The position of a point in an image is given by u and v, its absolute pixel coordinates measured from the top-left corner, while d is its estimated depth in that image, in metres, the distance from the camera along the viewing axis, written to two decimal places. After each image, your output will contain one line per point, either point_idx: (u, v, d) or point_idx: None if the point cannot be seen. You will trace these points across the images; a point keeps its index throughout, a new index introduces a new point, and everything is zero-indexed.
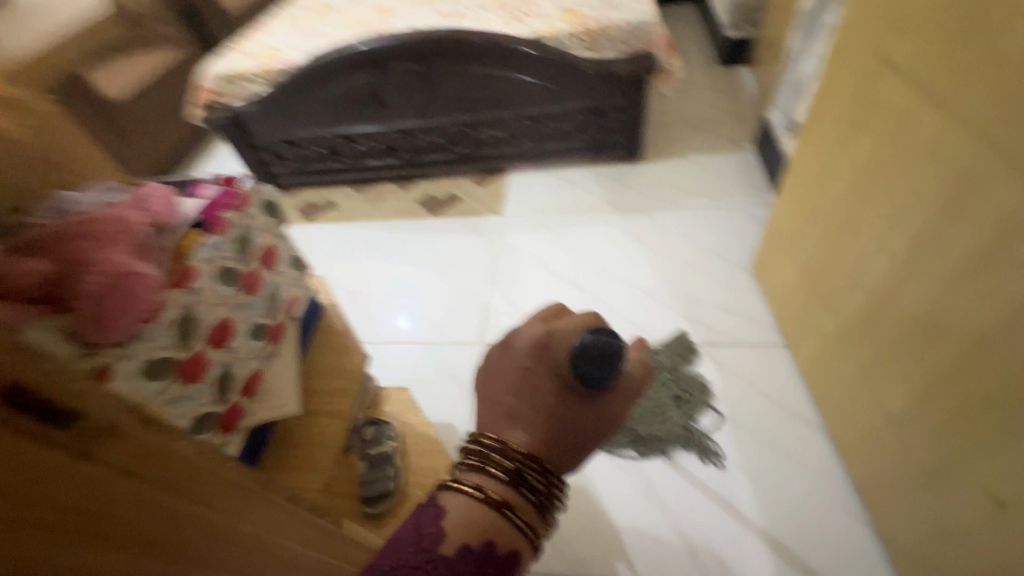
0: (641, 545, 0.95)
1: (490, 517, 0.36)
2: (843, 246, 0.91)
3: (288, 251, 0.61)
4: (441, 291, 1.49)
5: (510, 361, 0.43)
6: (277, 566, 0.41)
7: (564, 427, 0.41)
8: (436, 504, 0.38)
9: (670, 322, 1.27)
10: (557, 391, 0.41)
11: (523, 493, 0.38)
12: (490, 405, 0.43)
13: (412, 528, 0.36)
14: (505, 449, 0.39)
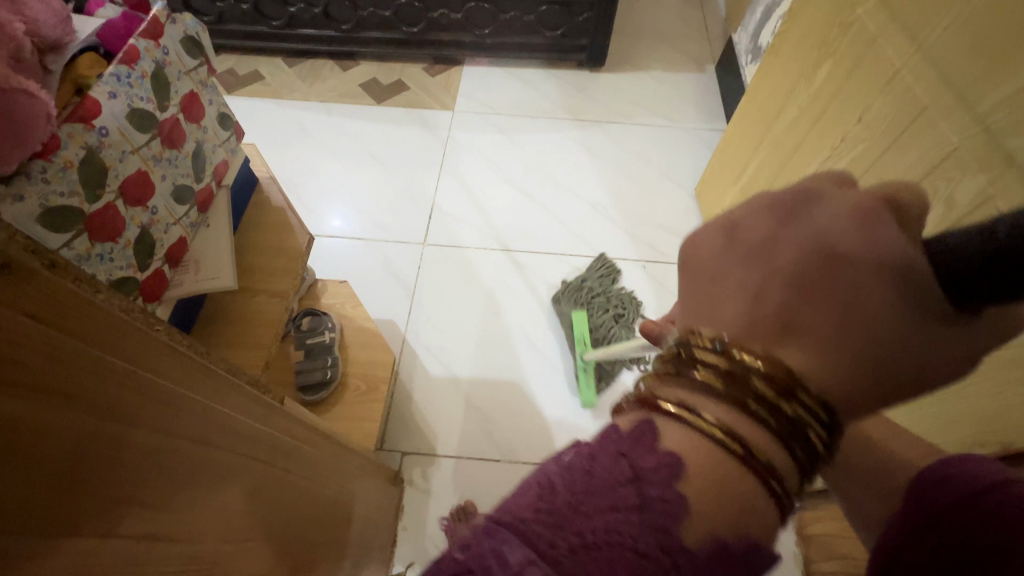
0: (567, 433, 1.04)
1: (736, 481, 0.27)
2: (784, 174, 0.95)
3: (217, 106, 0.53)
4: (384, 186, 1.41)
5: (802, 247, 0.29)
6: (222, 431, 0.39)
7: (881, 358, 0.28)
8: (660, 445, 0.28)
9: (613, 236, 1.30)
10: (895, 304, 0.28)
11: (792, 450, 0.28)
12: (748, 303, 0.30)
13: (626, 471, 0.27)
14: (794, 384, 0.27)
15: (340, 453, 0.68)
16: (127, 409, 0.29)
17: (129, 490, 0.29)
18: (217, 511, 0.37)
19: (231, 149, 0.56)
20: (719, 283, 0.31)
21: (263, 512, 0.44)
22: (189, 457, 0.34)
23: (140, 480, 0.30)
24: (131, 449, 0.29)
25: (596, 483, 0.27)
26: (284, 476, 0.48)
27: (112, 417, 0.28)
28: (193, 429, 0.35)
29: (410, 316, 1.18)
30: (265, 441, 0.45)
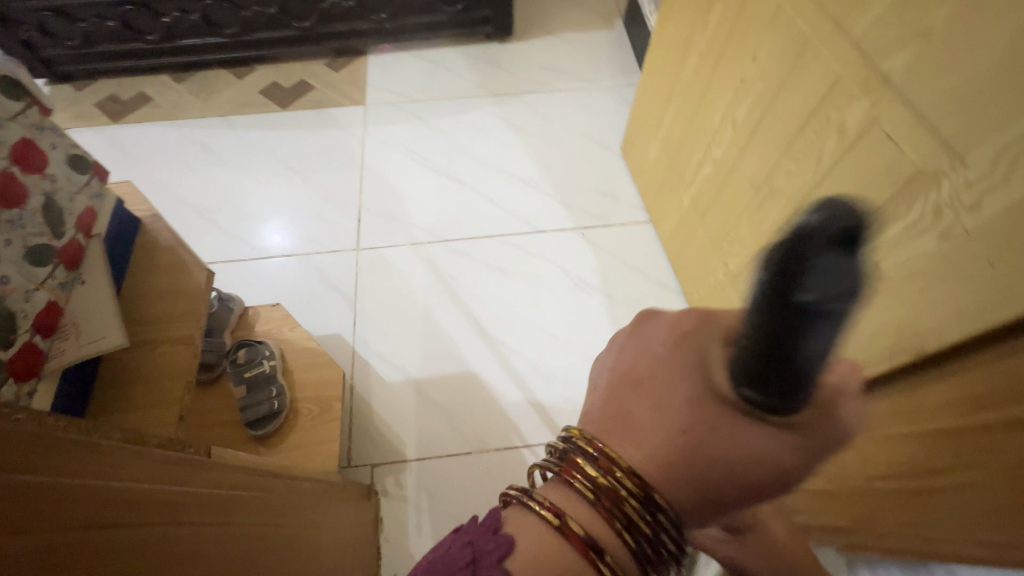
0: (532, 413, 1.05)
1: (563, 554, 0.29)
2: (697, 122, 0.96)
3: (66, 149, 0.48)
4: (305, 195, 1.34)
5: (659, 350, 0.30)
6: (134, 506, 0.36)
7: (700, 463, 0.28)
8: (501, 531, 0.32)
9: (547, 209, 1.29)
10: (708, 408, 0.27)
11: (624, 535, 0.29)
12: (597, 401, 0.32)
13: (466, 549, 0.32)
14: (614, 475, 0.29)
15: (293, 487, 0.65)
16: (4, 514, 0.26)
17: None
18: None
19: (94, 193, 0.51)
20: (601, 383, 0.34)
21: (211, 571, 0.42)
22: (100, 543, 0.32)
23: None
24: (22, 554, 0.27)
25: (446, 566, 0.32)
26: (227, 529, 0.46)
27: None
28: (98, 513, 0.32)
29: (355, 327, 1.14)
30: (192, 501, 0.43)
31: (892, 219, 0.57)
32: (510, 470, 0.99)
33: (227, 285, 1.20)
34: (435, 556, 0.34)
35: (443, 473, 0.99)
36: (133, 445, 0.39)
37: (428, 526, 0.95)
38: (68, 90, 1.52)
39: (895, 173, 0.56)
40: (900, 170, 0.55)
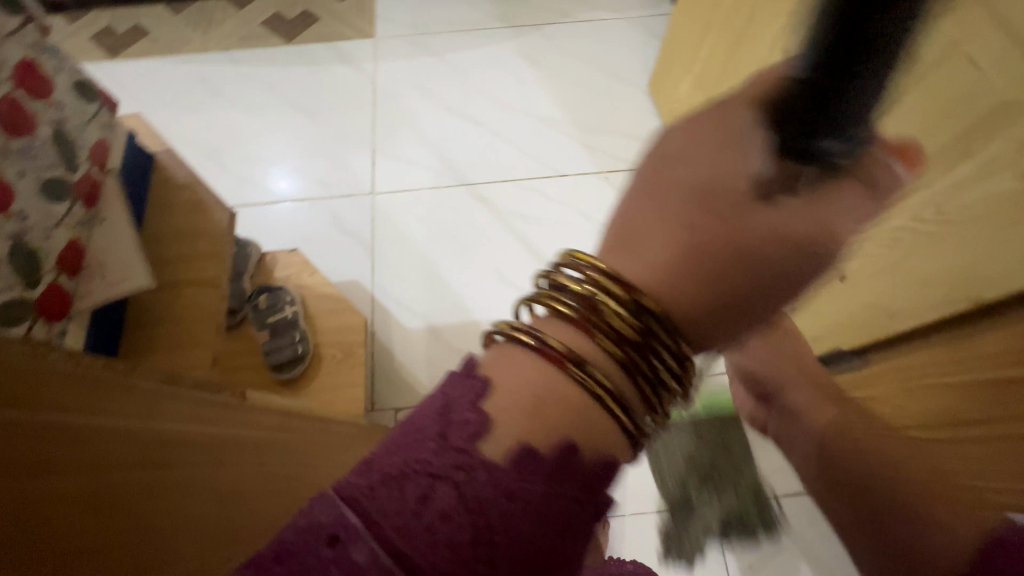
0: None
1: (551, 377, 0.29)
2: (739, 52, 0.88)
3: (70, 75, 0.44)
4: (315, 137, 1.28)
5: (694, 139, 0.30)
6: (173, 447, 0.35)
7: (717, 257, 0.28)
8: (478, 372, 0.30)
9: (570, 151, 1.23)
10: (717, 205, 0.28)
11: (616, 351, 0.29)
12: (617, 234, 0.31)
13: (441, 402, 0.29)
14: (618, 300, 0.29)
15: (323, 428, 0.65)
16: (43, 455, 0.25)
17: (81, 538, 0.26)
18: (195, 528, 0.35)
19: (105, 125, 0.48)
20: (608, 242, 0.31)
21: (247, 509, 0.42)
22: (141, 483, 0.31)
23: (87, 524, 0.26)
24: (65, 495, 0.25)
25: (412, 432, 0.29)
26: (260, 466, 0.45)
27: (28, 467, 0.24)
28: (134, 454, 0.31)
29: (374, 274, 1.12)
30: (228, 442, 0.42)
31: (964, 156, 0.52)
32: None
33: (241, 231, 1.18)
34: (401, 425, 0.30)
35: None
36: (162, 387, 0.38)
37: None
38: (60, 22, 1.43)
39: (973, 104, 0.51)
40: (979, 100, 0.50)
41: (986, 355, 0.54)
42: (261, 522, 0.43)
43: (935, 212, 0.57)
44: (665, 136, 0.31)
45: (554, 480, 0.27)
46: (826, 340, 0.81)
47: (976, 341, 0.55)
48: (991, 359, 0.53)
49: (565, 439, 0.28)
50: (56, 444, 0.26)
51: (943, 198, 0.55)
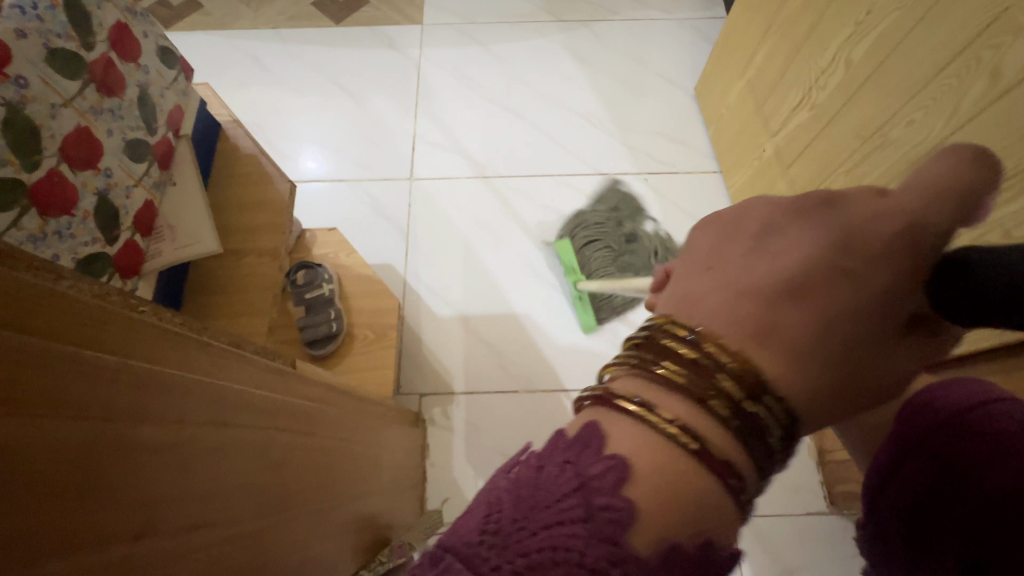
0: (581, 358, 1.04)
1: (696, 469, 0.27)
2: (799, 60, 0.87)
3: (155, 39, 0.45)
4: (358, 119, 1.29)
5: (830, 235, 0.31)
6: (240, 409, 0.36)
7: (847, 368, 0.30)
8: (608, 451, 0.28)
9: (611, 150, 1.22)
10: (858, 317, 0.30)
11: (754, 446, 0.29)
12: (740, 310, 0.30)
13: (568, 476, 0.27)
14: (765, 392, 0.28)
15: (359, 406, 0.66)
16: (129, 406, 0.26)
17: (148, 491, 0.26)
18: (247, 492, 0.35)
19: (182, 91, 0.49)
20: (701, 259, 0.33)
21: (292, 477, 0.42)
22: (215, 442, 0.32)
23: (156, 478, 0.27)
24: (141, 446, 0.26)
25: (537, 499, 0.27)
26: (303, 438, 0.45)
27: (107, 414, 0.24)
28: (206, 413, 0.32)
29: (407, 258, 1.13)
30: (284, 409, 0.43)
31: None
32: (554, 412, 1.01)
33: None
34: (511, 487, 0.28)
35: (488, 407, 1.01)
36: (229, 349, 0.38)
37: (472, 457, 0.97)
38: None
39: None
40: None
41: None
42: (300, 493, 0.43)
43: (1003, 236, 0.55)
44: (804, 232, 0.32)
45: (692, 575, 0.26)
46: None
47: None
48: None
49: (704, 536, 0.27)
50: (149, 396, 0.27)
51: (1014, 222, 0.54)
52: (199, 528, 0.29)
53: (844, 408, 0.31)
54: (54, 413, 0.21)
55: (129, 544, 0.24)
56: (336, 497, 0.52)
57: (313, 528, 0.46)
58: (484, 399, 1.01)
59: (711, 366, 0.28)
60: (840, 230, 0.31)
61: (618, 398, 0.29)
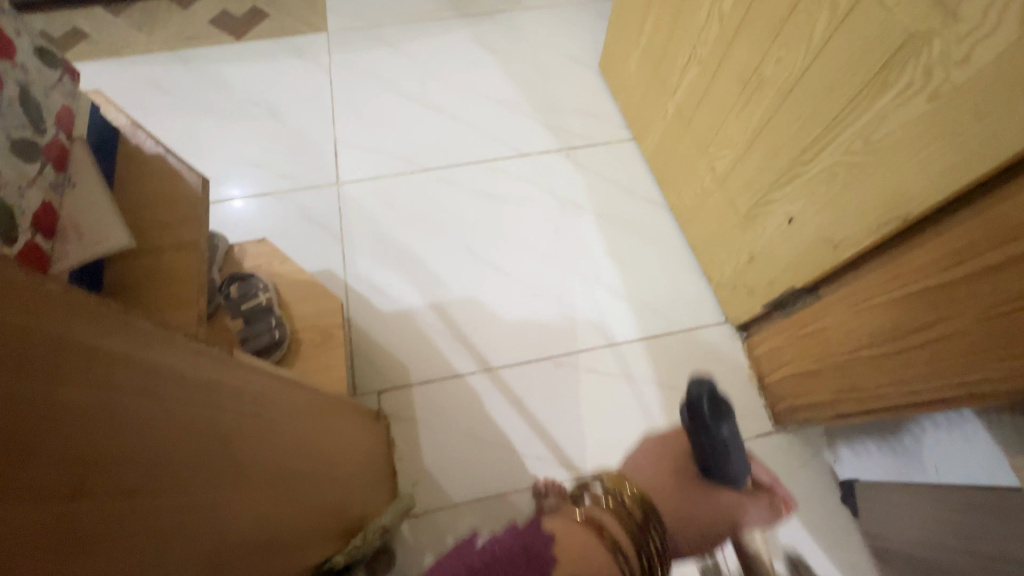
0: (532, 329, 1.07)
1: None
2: (681, 23, 0.95)
3: (29, 39, 0.43)
4: (274, 130, 1.27)
5: None
6: (177, 384, 0.36)
7: None
8: None
9: (531, 131, 1.27)
10: None
11: None
12: None
13: None
14: None
15: (313, 397, 0.66)
16: (47, 370, 0.26)
17: (95, 448, 0.27)
18: (196, 466, 0.35)
19: (68, 93, 0.47)
20: None
21: (248, 458, 0.43)
22: (151, 413, 0.32)
23: (101, 438, 0.28)
24: (80, 408, 0.27)
25: None
26: (257, 423, 0.46)
27: (38, 373, 0.25)
28: (147, 386, 0.32)
29: (345, 262, 1.12)
30: (225, 390, 0.42)
31: (884, 89, 0.59)
32: (513, 385, 1.03)
33: None
34: None
35: (449, 391, 1.02)
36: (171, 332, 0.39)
37: (440, 444, 0.98)
38: None
39: (886, 41, 0.57)
40: (890, 37, 0.56)
41: (917, 267, 0.60)
42: (261, 471, 0.44)
43: (864, 143, 0.63)
44: None
45: None
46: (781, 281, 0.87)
47: (910, 255, 0.61)
48: (921, 270, 0.59)
49: None
50: (67, 361, 0.27)
51: (868, 129, 0.62)
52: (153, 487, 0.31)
53: None
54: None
55: (78, 495, 0.26)
56: (300, 481, 0.52)
57: (278, 507, 0.47)
58: (443, 384, 1.02)
59: None
60: None
61: None
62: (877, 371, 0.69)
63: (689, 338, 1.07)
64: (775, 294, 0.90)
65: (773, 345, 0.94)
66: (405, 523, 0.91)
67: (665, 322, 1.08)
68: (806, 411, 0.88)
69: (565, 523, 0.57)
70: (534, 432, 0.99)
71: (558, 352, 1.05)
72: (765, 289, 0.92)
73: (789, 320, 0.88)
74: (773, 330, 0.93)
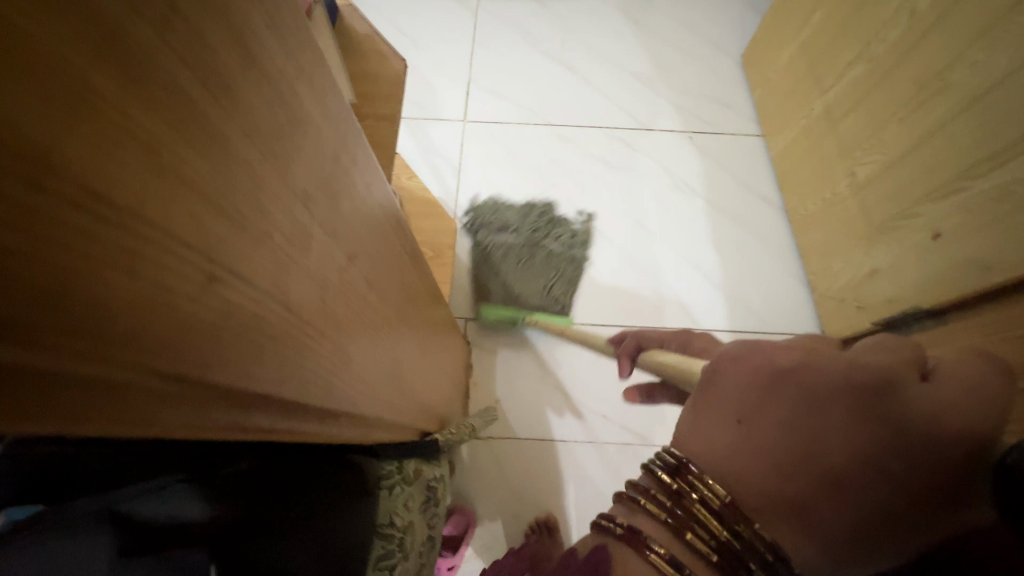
0: (621, 296, 1.08)
1: None
2: (860, 17, 0.91)
3: None
4: (414, 58, 1.32)
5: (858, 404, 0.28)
6: (365, 248, 0.33)
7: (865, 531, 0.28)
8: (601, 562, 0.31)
9: (659, 107, 1.26)
10: (868, 479, 0.28)
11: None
12: (763, 472, 0.29)
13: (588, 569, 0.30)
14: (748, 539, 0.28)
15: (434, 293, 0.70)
16: (297, 227, 0.23)
17: (147, 70, 0.13)
18: (361, 332, 0.34)
19: None
20: (729, 406, 0.31)
21: (393, 330, 0.43)
22: (345, 282, 0.29)
23: (207, 221, 0.16)
24: (193, 34, 0.15)
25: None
26: (359, 316, 0.33)
27: (294, 236, 0.22)
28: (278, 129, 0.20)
29: (458, 195, 1.17)
30: (390, 257, 0.41)
31: None
32: (592, 345, 1.05)
33: None
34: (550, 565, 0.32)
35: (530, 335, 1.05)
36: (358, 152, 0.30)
37: (511, 380, 1.02)
38: None
39: None
40: None
41: None
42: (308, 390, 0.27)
43: None
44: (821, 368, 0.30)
45: None
46: (903, 298, 0.83)
47: None
48: None
49: None
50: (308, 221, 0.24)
51: None
52: (178, 212, 0.15)
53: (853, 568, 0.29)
54: (181, 123, 0.15)
55: (177, 358, 0.16)
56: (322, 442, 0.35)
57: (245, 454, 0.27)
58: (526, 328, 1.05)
59: (696, 510, 0.29)
60: (871, 415, 0.28)
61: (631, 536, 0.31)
62: None
63: (778, 340, 1.05)
64: (889, 313, 0.86)
65: None
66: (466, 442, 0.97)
67: (757, 320, 1.07)
68: None
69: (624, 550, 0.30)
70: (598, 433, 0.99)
71: (643, 324, 1.06)
72: (879, 306, 0.88)
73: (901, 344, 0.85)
74: None
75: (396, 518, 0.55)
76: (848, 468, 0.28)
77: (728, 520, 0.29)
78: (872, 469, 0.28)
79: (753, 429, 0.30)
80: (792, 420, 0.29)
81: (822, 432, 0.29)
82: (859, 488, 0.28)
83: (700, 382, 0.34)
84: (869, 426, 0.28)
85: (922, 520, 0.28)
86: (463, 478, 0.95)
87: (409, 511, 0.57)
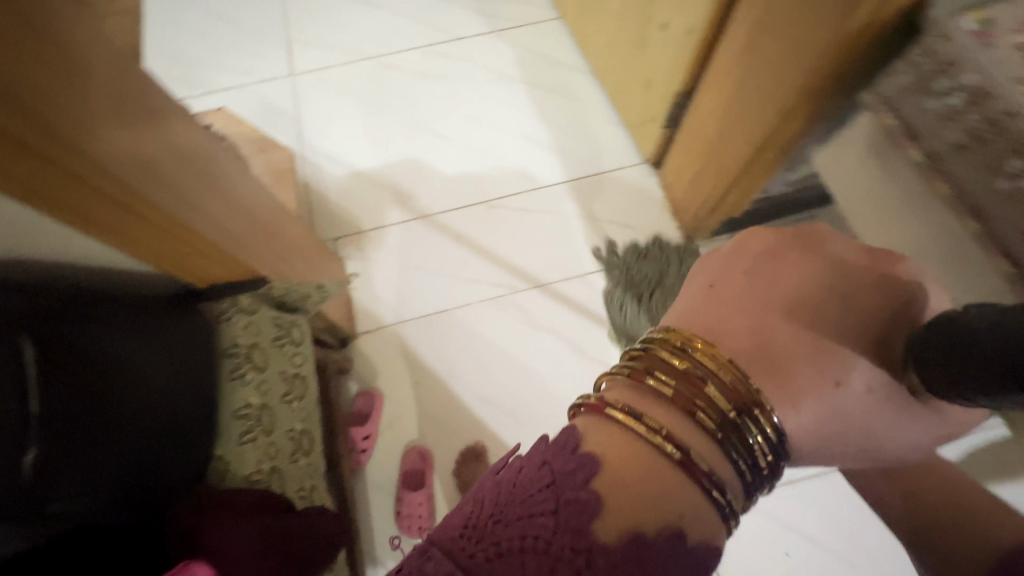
0: (469, 180, 1.20)
1: (657, 464, 0.40)
2: None
3: None
4: (230, 34, 1.37)
5: (777, 272, 0.49)
6: (116, 93, 0.41)
7: (823, 408, 0.45)
8: (581, 450, 0.41)
9: (465, 16, 1.37)
10: (822, 345, 0.46)
11: (731, 465, 0.42)
12: (728, 330, 0.47)
13: (543, 477, 0.40)
14: (738, 414, 0.42)
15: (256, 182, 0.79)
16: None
17: None
18: (114, 145, 0.41)
19: None
20: (706, 280, 0.52)
21: (191, 188, 0.51)
22: (78, 89, 0.37)
23: None
24: None
25: (518, 493, 0.39)
26: (112, 135, 0.41)
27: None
28: (104, 51, 0.40)
29: (302, 140, 1.25)
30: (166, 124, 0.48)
31: None
32: (455, 226, 1.16)
33: None
34: (504, 483, 0.40)
35: (397, 234, 1.15)
36: None
37: (389, 276, 1.12)
38: None
39: None
40: None
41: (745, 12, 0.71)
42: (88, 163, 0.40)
43: None
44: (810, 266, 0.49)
45: (655, 545, 0.37)
46: (668, 91, 0.98)
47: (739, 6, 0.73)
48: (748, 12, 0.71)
49: (670, 525, 0.38)
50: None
51: None
52: None
53: (827, 434, 0.46)
54: None
55: None
56: (119, 236, 0.49)
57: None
58: (393, 229, 1.16)
59: (694, 378, 0.43)
60: (824, 283, 0.48)
61: (612, 411, 0.42)
62: (737, 132, 0.82)
63: (609, 175, 1.19)
64: (667, 110, 1.01)
65: (676, 167, 1.07)
66: (360, 336, 1.07)
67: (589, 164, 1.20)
68: (706, 209, 1.01)
69: (612, 433, 0.41)
70: (542, 353, 1.06)
71: (494, 196, 1.18)
72: (660, 109, 1.04)
73: (683, 133, 1.00)
74: (675, 153, 1.06)
75: (240, 340, 0.64)
76: (796, 305, 0.47)
77: (723, 396, 0.42)
78: (801, 311, 0.47)
79: (718, 291, 0.50)
80: (758, 272, 0.50)
81: (798, 289, 0.48)
82: (808, 353, 0.46)
83: (730, 247, 0.53)
84: (840, 304, 0.47)
85: (871, 400, 0.45)
86: (365, 367, 1.05)
87: (254, 336, 0.66)
